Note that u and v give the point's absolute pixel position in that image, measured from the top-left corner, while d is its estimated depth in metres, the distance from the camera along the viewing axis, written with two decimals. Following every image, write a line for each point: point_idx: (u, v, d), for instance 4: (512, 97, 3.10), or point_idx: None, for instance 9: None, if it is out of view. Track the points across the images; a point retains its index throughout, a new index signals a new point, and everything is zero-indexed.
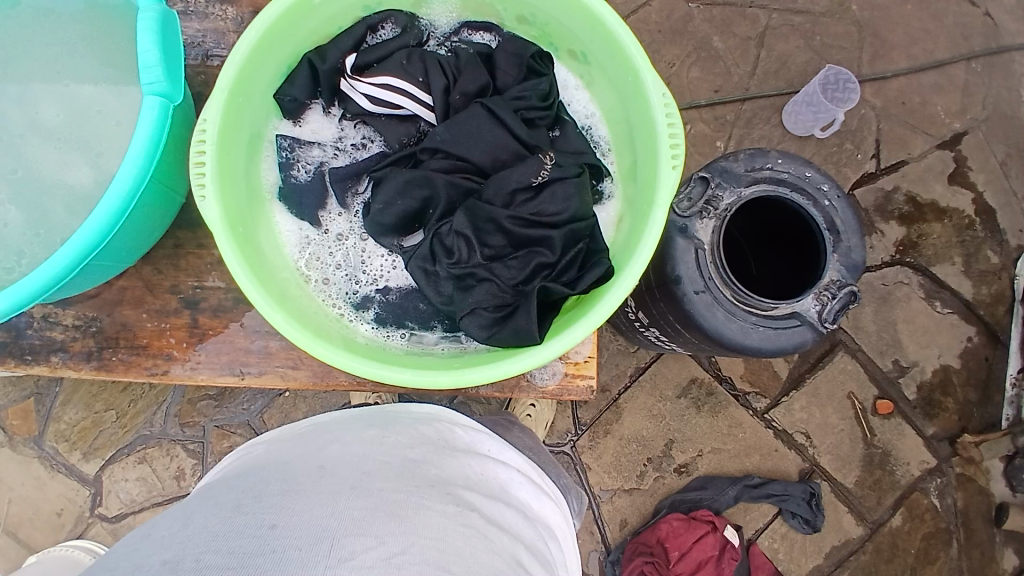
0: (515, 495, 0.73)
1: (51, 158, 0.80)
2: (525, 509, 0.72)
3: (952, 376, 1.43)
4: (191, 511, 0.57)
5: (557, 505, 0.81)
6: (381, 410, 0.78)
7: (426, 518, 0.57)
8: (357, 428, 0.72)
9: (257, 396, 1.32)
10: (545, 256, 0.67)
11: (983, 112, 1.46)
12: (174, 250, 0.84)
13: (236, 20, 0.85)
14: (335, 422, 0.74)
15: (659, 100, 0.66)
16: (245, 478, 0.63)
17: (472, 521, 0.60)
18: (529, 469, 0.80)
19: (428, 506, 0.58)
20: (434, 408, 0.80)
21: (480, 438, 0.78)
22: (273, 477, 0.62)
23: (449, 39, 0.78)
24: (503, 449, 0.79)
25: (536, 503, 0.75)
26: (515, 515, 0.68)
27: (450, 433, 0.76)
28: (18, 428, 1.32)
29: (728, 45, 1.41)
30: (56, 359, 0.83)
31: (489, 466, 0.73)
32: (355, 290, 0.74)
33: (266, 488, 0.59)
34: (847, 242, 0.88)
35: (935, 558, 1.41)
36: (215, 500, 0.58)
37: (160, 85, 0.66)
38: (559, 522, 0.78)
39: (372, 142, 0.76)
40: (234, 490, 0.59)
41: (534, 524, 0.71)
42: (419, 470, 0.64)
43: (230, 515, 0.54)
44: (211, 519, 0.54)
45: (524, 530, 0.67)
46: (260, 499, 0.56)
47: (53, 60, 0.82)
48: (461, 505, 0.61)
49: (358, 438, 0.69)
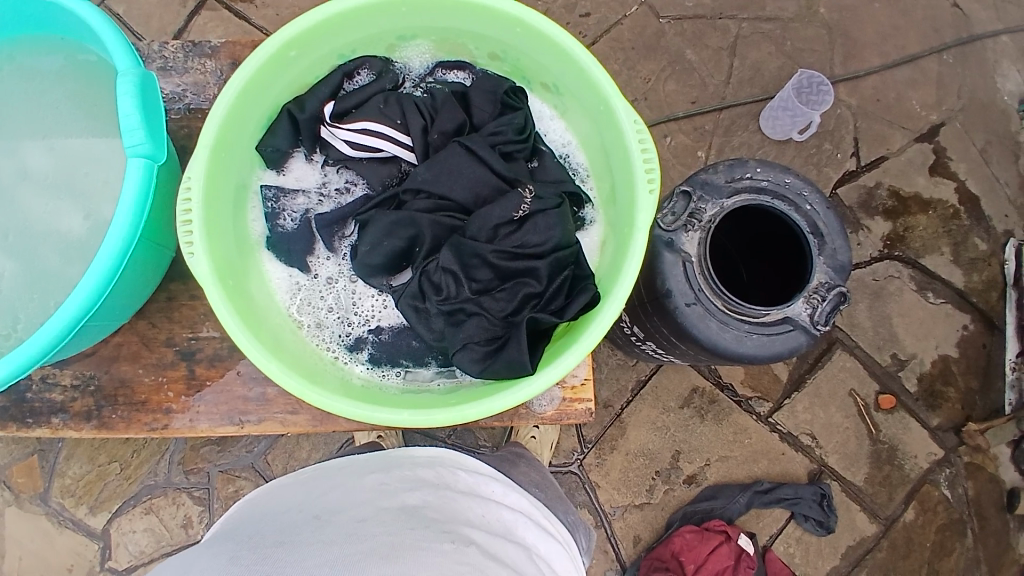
0: (518, 534, 0.73)
1: (40, 220, 0.81)
2: (528, 548, 0.72)
3: (952, 366, 1.43)
4: (187, 563, 0.57)
5: (562, 545, 0.80)
6: (382, 456, 0.78)
7: (422, 557, 0.57)
8: (356, 479, 0.72)
9: (260, 437, 1.31)
10: (533, 286, 0.68)
11: (959, 102, 1.48)
12: (168, 303, 0.84)
13: (216, 73, 0.87)
14: (336, 475, 0.75)
15: (632, 127, 0.67)
16: (242, 530, 0.63)
17: (468, 557, 0.59)
18: (533, 511, 0.79)
19: (424, 546, 0.58)
20: (437, 451, 0.80)
21: (483, 479, 0.77)
22: (270, 529, 0.62)
23: (424, 80, 0.80)
24: (507, 490, 0.78)
25: (541, 543, 0.75)
26: (516, 554, 0.68)
27: (450, 476, 0.76)
28: (23, 485, 1.32)
29: (701, 56, 1.43)
30: (56, 420, 0.84)
31: (491, 507, 0.73)
32: (348, 332, 0.74)
33: (263, 540, 0.59)
34: (832, 244, 0.90)
35: (951, 549, 1.41)
36: (210, 552, 0.58)
37: (144, 147, 0.67)
38: (564, 561, 0.78)
39: (355, 185, 0.77)
40: (230, 542, 0.59)
41: (537, 562, 0.71)
42: (416, 515, 0.65)
43: (224, 566, 0.54)
44: (205, 568, 0.54)
45: (526, 569, 0.67)
46: (256, 551, 0.56)
47: (38, 124, 0.84)
48: (457, 542, 0.61)
49: (358, 490, 0.70)
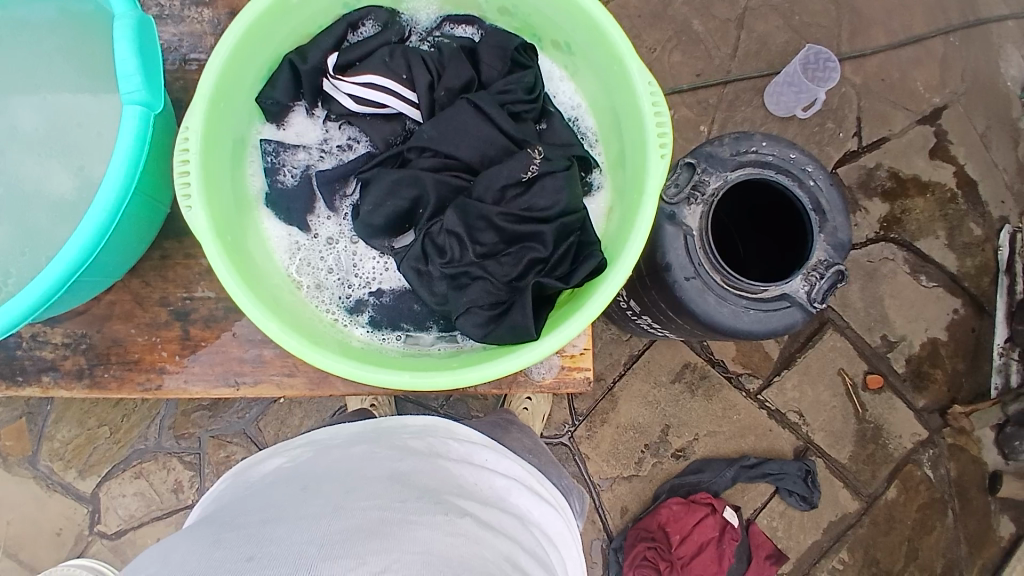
0: (511, 502, 0.72)
1: (31, 174, 0.79)
2: (521, 516, 0.72)
3: (940, 348, 1.45)
4: (170, 546, 0.56)
5: (559, 511, 0.80)
6: (374, 425, 0.77)
7: (413, 532, 0.56)
8: (345, 450, 0.71)
9: (252, 403, 1.31)
10: (539, 251, 0.67)
11: (962, 85, 1.47)
12: (161, 261, 0.82)
13: (213, 22, 0.84)
14: (325, 446, 0.74)
15: (645, 89, 0.65)
16: (227, 511, 0.62)
17: (461, 528, 0.59)
18: (528, 477, 0.79)
19: (416, 519, 0.58)
20: (430, 419, 0.78)
21: (476, 449, 0.77)
22: (254, 507, 0.61)
23: (431, 34, 0.77)
24: (501, 457, 0.78)
25: (536, 510, 0.75)
26: (510, 521, 0.68)
27: (442, 446, 0.74)
28: (11, 448, 1.30)
29: (708, 27, 1.41)
30: (47, 378, 0.82)
31: (484, 476, 0.73)
32: (348, 293, 0.73)
33: (246, 520, 0.58)
34: (833, 221, 0.89)
35: (932, 527, 1.44)
36: (193, 534, 0.56)
37: (139, 93, 0.65)
38: (560, 529, 0.78)
39: (358, 142, 0.75)
40: (214, 524, 0.58)
41: (530, 530, 0.71)
42: (407, 484, 0.64)
43: (207, 549, 0.52)
44: (187, 553, 0.52)
45: (521, 536, 0.67)
46: (239, 531, 0.55)
47: (30, 73, 0.80)
48: (451, 513, 0.61)
49: (347, 461, 0.68)
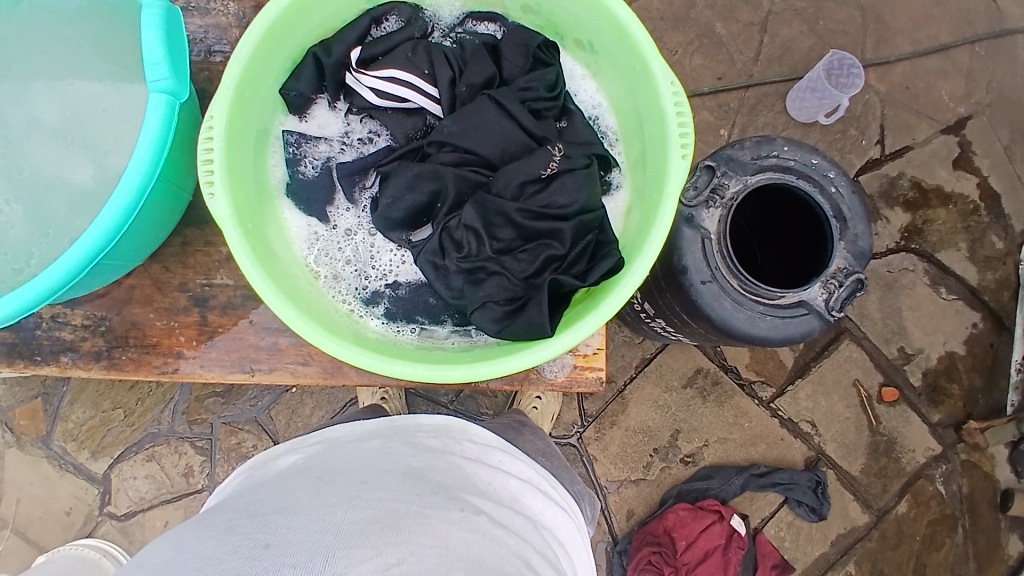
0: (523, 505, 0.72)
1: (56, 157, 0.80)
2: (533, 518, 0.72)
3: (958, 363, 1.42)
4: (185, 530, 0.56)
5: (570, 515, 0.80)
6: (389, 420, 0.77)
7: (429, 526, 0.56)
8: (360, 444, 0.71)
9: (265, 392, 1.32)
10: (556, 249, 0.67)
11: (987, 96, 1.45)
12: (181, 247, 0.83)
13: (238, 14, 0.85)
14: (340, 439, 0.74)
15: (668, 90, 0.65)
16: (241, 499, 0.62)
17: (476, 525, 0.59)
18: (541, 480, 0.79)
19: (431, 514, 0.58)
20: (445, 418, 0.78)
21: (489, 449, 0.77)
22: (269, 495, 0.61)
23: (454, 30, 0.77)
24: (514, 459, 0.78)
25: (548, 513, 0.75)
26: (523, 523, 0.68)
27: (456, 445, 0.74)
28: (26, 428, 1.32)
29: (730, 31, 1.40)
30: (65, 358, 0.83)
31: (498, 476, 0.73)
32: (365, 285, 0.73)
33: (261, 507, 0.58)
34: (854, 229, 0.88)
35: (941, 544, 1.42)
36: (208, 521, 0.56)
37: (166, 81, 0.66)
38: (570, 532, 0.78)
39: (379, 135, 0.75)
40: (228, 511, 0.58)
41: (542, 533, 0.71)
42: (422, 480, 0.64)
43: (223, 536, 0.52)
44: (203, 539, 0.53)
45: (533, 538, 0.67)
46: (254, 519, 0.55)
47: (58, 59, 0.81)
48: (465, 510, 0.61)
49: (361, 455, 0.68)
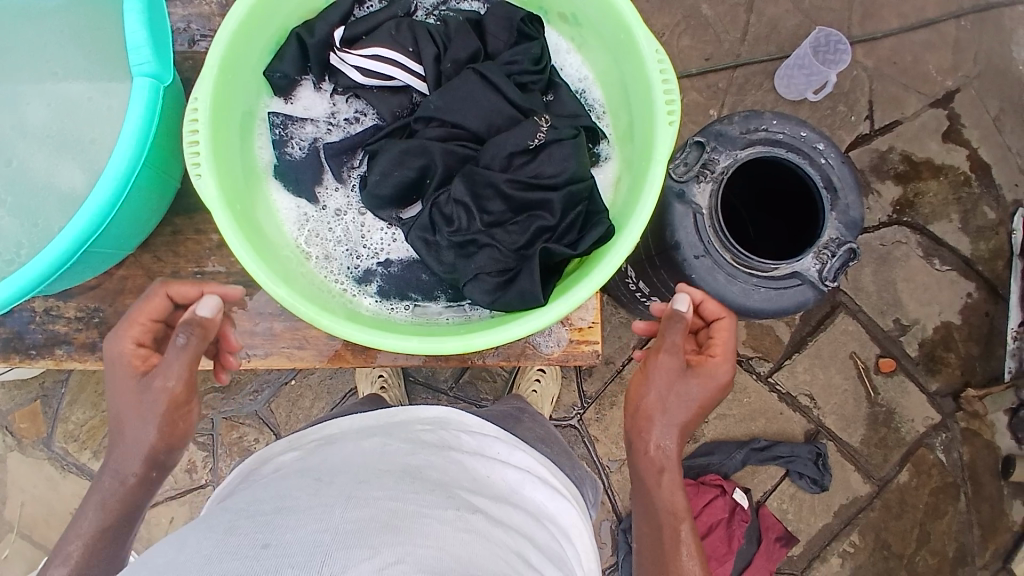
0: (524, 496, 0.72)
1: (42, 149, 0.79)
2: (535, 509, 0.71)
3: (954, 332, 1.43)
4: (187, 532, 0.55)
5: (571, 502, 0.79)
6: (388, 415, 0.77)
7: (425, 526, 0.55)
8: (359, 440, 0.71)
9: (265, 384, 1.32)
10: (546, 219, 0.67)
11: (975, 68, 1.45)
12: (173, 236, 0.84)
13: (220, 2, 0.84)
14: (340, 436, 0.73)
15: (653, 57, 0.65)
16: (243, 498, 0.61)
17: (472, 525, 0.58)
18: (541, 468, 0.79)
19: (427, 513, 0.57)
20: (442, 411, 0.78)
21: (488, 441, 0.77)
22: (270, 495, 0.60)
23: (437, 9, 0.77)
24: (513, 450, 0.78)
25: (551, 503, 0.74)
26: (523, 517, 0.67)
27: (454, 439, 0.74)
28: (26, 430, 1.33)
29: (716, 10, 1.39)
30: (61, 351, 0.83)
31: (496, 468, 0.72)
32: (357, 264, 0.73)
33: (262, 507, 0.57)
34: (845, 199, 0.88)
35: (943, 512, 1.43)
36: (210, 522, 0.56)
37: (149, 65, 0.66)
38: (575, 521, 0.77)
39: (365, 115, 0.75)
40: (230, 511, 0.58)
41: (545, 525, 0.70)
42: (420, 476, 0.63)
43: (222, 537, 0.52)
44: (205, 540, 0.52)
45: (535, 531, 0.66)
46: (255, 519, 0.55)
47: (41, 52, 0.81)
48: (462, 509, 0.60)
49: (359, 453, 0.68)
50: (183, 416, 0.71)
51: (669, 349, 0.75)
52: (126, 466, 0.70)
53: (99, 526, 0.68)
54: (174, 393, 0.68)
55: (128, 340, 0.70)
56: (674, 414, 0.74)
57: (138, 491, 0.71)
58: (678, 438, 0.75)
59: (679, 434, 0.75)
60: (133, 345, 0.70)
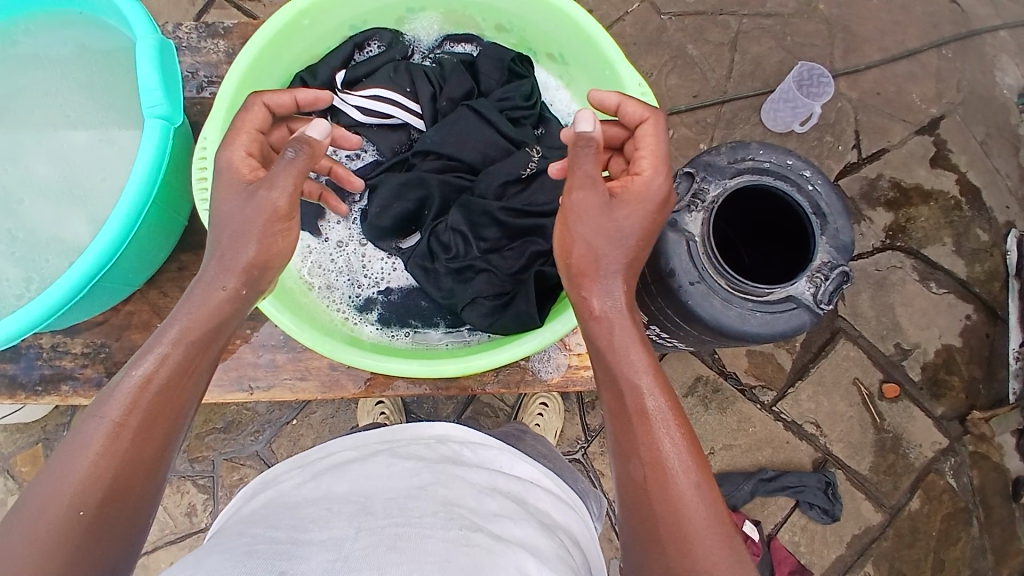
0: (530, 505, 0.72)
1: (54, 190, 0.83)
2: (543, 516, 0.71)
3: (955, 355, 1.43)
4: (203, 554, 0.55)
5: (575, 510, 0.79)
6: (391, 434, 0.77)
7: (428, 545, 0.55)
8: (364, 460, 0.71)
9: (267, 425, 1.32)
10: (540, 244, 0.70)
11: (958, 96, 1.49)
12: (179, 272, 0.87)
13: (227, 51, 0.89)
14: (344, 456, 0.74)
15: (636, 90, 0.69)
16: (254, 521, 0.61)
17: (477, 541, 0.58)
18: (545, 478, 0.79)
19: (430, 533, 0.57)
20: (446, 428, 0.79)
21: (491, 455, 0.77)
22: (281, 520, 0.60)
23: (432, 52, 0.82)
24: (516, 461, 0.78)
25: (558, 513, 0.74)
26: (532, 525, 0.66)
27: (458, 455, 0.74)
28: (27, 474, 1.32)
29: (702, 50, 1.46)
30: (66, 387, 0.84)
31: (500, 480, 0.72)
32: (358, 293, 0.76)
33: (277, 534, 0.57)
34: (835, 224, 0.90)
35: (957, 538, 1.40)
36: (226, 544, 0.56)
37: (160, 107, 0.70)
38: (581, 528, 0.77)
39: (365, 151, 0.79)
40: (245, 535, 0.57)
41: (555, 532, 0.69)
42: (423, 496, 0.63)
43: (242, 559, 0.52)
44: (223, 561, 0.52)
45: (545, 539, 0.65)
46: (272, 545, 0.55)
47: (56, 98, 0.85)
48: (465, 528, 0.59)
49: (364, 475, 0.68)
50: (281, 234, 0.64)
51: (584, 183, 0.62)
52: (219, 278, 0.61)
53: (182, 335, 0.59)
54: (278, 206, 0.61)
55: (238, 147, 0.64)
56: (612, 258, 0.63)
57: (230, 307, 0.62)
58: (623, 285, 0.63)
59: (624, 279, 0.63)
60: (242, 154, 0.65)
